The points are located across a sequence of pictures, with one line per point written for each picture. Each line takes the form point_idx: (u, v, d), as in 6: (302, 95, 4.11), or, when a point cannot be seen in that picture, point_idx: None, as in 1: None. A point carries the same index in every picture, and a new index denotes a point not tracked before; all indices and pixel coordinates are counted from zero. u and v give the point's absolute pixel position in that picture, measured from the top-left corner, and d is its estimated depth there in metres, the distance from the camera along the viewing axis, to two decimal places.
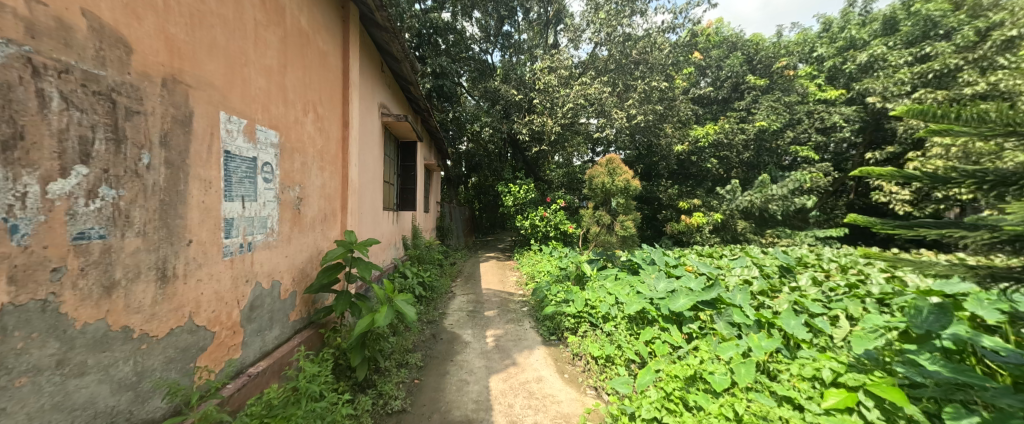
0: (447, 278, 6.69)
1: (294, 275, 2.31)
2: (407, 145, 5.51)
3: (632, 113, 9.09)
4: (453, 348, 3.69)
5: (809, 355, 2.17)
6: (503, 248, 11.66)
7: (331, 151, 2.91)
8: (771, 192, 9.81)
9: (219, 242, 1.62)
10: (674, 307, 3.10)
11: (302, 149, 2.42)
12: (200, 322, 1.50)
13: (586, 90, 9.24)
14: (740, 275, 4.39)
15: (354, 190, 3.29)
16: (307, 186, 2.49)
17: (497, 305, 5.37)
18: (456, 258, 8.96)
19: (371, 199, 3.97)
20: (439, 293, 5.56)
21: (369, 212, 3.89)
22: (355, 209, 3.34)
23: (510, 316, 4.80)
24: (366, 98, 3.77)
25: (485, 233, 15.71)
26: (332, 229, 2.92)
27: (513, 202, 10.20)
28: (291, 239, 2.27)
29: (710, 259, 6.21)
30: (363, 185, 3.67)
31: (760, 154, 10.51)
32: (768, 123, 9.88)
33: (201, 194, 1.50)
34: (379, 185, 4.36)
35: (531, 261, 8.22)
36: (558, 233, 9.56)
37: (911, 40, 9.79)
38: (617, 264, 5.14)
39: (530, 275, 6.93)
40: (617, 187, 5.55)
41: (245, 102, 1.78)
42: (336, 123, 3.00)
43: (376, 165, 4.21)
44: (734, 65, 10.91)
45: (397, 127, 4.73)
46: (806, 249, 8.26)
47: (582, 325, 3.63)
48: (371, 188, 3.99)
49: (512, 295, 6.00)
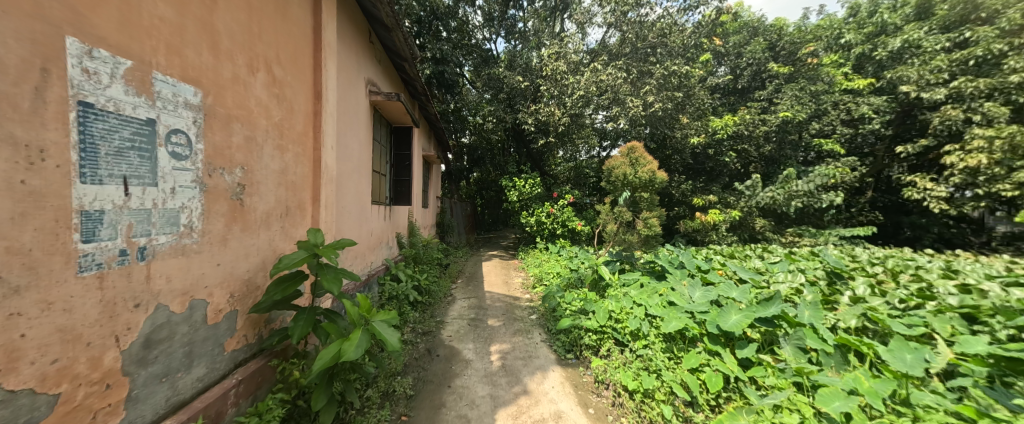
0: (447, 279, 6.11)
1: (236, 289, 1.72)
2: (400, 132, 4.88)
3: (648, 101, 8.25)
4: (451, 368, 3.10)
5: (943, 405, 1.70)
6: (506, 246, 11.06)
7: (296, 128, 2.28)
8: (799, 179, 9.22)
9: (68, 250, 1.01)
10: (727, 326, 2.48)
11: (248, 120, 1.79)
12: (15, 385, 0.92)
13: (597, 76, 8.48)
14: (786, 282, 3.76)
15: (329, 179, 2.67)
16: (257, 170, 1.87)
17: (502, 312, 4.76)
18: (456, 257, 8.37)
19: (355, 192, 3.34)
20: (438, 298, 4.97)
21: (352, 206, 3.27)
22: (331, 201, 2.72)
23: (517, 325, 4.20)
24: (348, 70, 3.15)
25: (487, 230, 15.10)
26: (296, 226, 2.30)
27: (518, 197, 9.56)
28: (228, 240, 1.66)
29: (739, 261, 5.58)
30: (343, 174, 3.05)
31: (782, 148, 9.83)
32: (793, 113, 9.18)
33: (14, 170, 0.90)
34: (366, 175, 3.74)
35: (537, 262, 7.61)
36: (566, 229, 9.02)
37: (948, 25, 9.03)
38: (638, 268, 4.53)
39: (536, 277, 6.32)
40: (640, 179, 4.90)
41: (131, 33, 1.17)
42: (303, 92, 2.36)
43: (362, 152, 3.60)
44: (755, 52, 10.16)
45: (388, 109, 4.13)
46: (836, 249, 7.64)
47: (606, 344, 3.02)
48: (355, 177, 3.36)
49: (518, 300, 5.40)
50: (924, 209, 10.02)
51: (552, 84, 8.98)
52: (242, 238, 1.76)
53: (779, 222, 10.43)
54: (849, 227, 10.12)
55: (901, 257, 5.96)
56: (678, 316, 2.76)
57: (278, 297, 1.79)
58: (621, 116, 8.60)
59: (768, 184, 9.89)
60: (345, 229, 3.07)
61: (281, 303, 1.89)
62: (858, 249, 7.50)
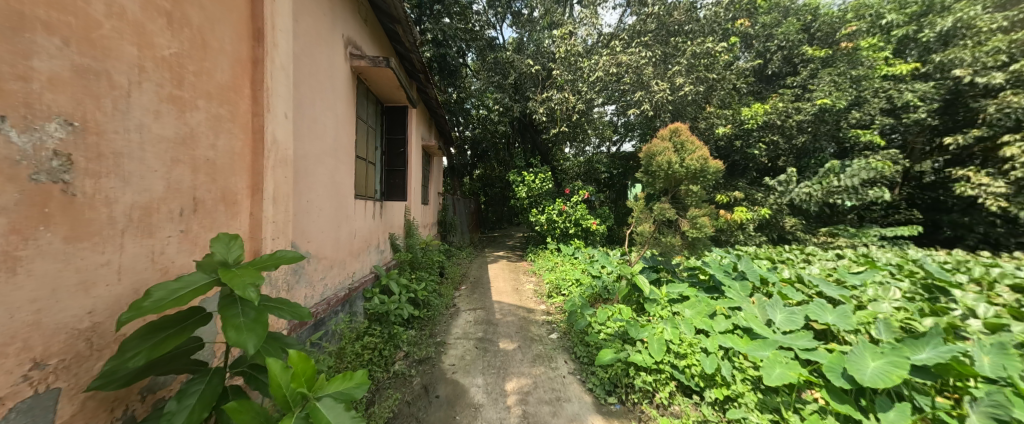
0: (447, 287, 5.32)
1: (53, 352, 0.92)
2: (393, 113, 4.07)
3: (677, 84, 7.21)
4: (456, 419, 2.30)
5: None
6: (512, 246, 10.27)
7: (216, 78, 1.47)
8: (842, 171, 8.12)
9: None
10: (868, 380, 1.67)
11: (85, 36, 0.98)
12: None
13: (616, 57, 7.61)
14: (885, 301, 2.92)
15: (279, 160, 1.85)
16: (114, 132, 1.06)
17: (515, 330, 3.97)
18: (459, 259, 7.60)
19: (326, 182, 2.54)
20: (439, 311, 4.20)
21: (320, 201, 2.46)
22: (287, 193, 1.91)
23: (534, 350, 3.40)
24: (316, 17, 2.33)
25: (491, 228, 14.34)
26: (215, 227, 1.49)
27: (527, 193, 8.76)
28: (22, 266, 0.86)
29: (792, 268, 4.71)
30: (307, 156, 2.23)
31: (817, 139, 8.90)
32: (832, 100, 8.22)
33: None
34: (346, 162, 2.94)
35: (550, 265, 6.82)
36: (579, 228, 8.18)
37: (1005, 2, 8.07)
38: (681, 278, 3.76)
39: (550, 284, 5.50)
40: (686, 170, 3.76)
41: None
42: (230, 24, 1.54)
43: (339, 131, 2.78)
44: (788, 34, 9.19)
45: (376, 80, 3.33)
46: (887, 252, 6.76)
47: (671, 390, 2.24)
48: (327, 162, 2.55)
49: (532, 312, 4.59)
50: (967, 207, 8.71)
51: (565, 67, 8.13)
52: (68, 256, 0.95)
53: (810, 221, 9.56)
54: (888, 227, 9.19)
55: (979, 264, 5.09)
56: (782, 360, 1.96)
57: (143, 361, 0.97)
58: (644, 101, 7.54)
59: (803, 178, 8.92)
60: (307, 231, 2.27)
61: (160, 363, 1.08)
62: (913, 253, 6.63)
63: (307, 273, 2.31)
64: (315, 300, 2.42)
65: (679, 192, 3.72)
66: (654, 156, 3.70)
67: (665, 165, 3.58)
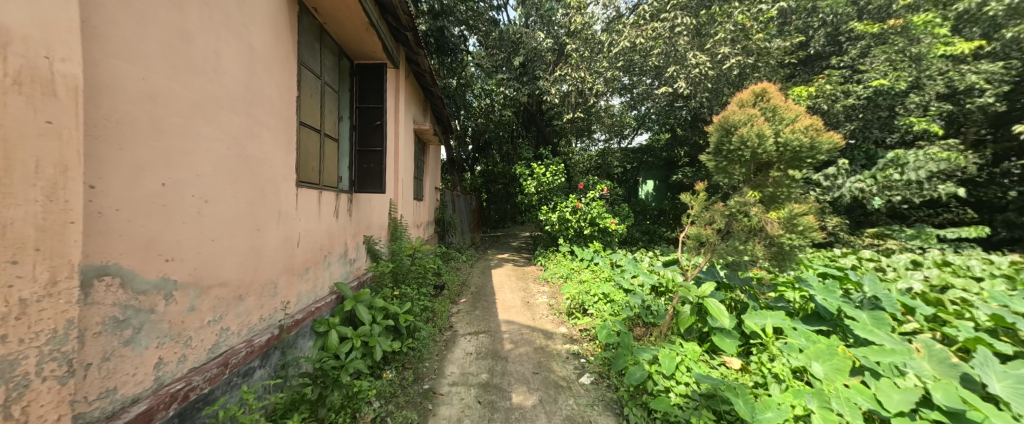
0: (442, 302, 4.26)
1: None
2: (366, 73, 3.02)
3: (719, 53, 5.99)
4: None
5: None
6: (518, 248, 9.21)
7: None
8: (903, 163, 6.87)
9: None
10: None
11: None
12: None
13: (643, 27, 6.62)
14: None
15: (11, 77, 0.77)
16: None
17: (532, 368, 2.93)
18: (459, 264, 6.54)
19: (217, 155, 1.46)
20: (428, 341, 3.17)
21: (204, 187, 1.39)
22: (44, 154, 0.83)
23: (563, 409, 2.32)
24: None
25: (494, 227, 13.31)
26: None
27: (537, 189, 7.64)
28: None
29: (889, 284, 3.61)
30: (149, 96, 1.16)
31: (867, 128, 7.65)
32: (891, 81, 6.89)
33: None
34: (275, 129, 1.87)
35: (564, 272, 5.78)
36: (595, 228, 7.06)
37: None
38: (757, 301, 2.80)
39: (569, 298, 4.42)
40: (785, 156, 2.47)
41: None
42: None
43: (255, 74, 1.70)
44: (835, 7, 7.72)
45: (330, 9, 2.27)
46: (968, 259, 5.66)
47: None
48: (221, 120, 1.48)
49: (551, 339, 3.53)
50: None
51: (582, 43, 7.34)
52: None
53: (851, 220, 8.38)
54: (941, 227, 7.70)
55: None
56: None
57: None
58: (678, 78, 6.33)
59: (853, 171, 7.72)
60: (158, 240, 1.19)
61: None
62: (1001, 261, 5.53)
63: (170, 317, 1.25)
64: (197, 363, 1.37)
65: (763, 182, 2.63)
66: (731, 129, 2.60)
67: (755, 140, 2.46)
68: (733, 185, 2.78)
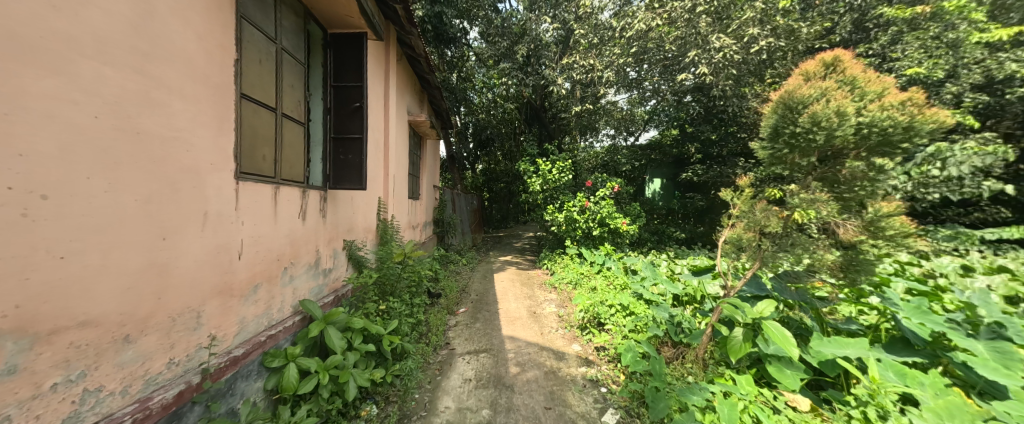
0: (438, 314, 3.76)
1: None
2: (342, 44, 2.50)
3: (747, 35, 5.41)
4: None
5: None
6: (522, 249, 8.66)
7: None
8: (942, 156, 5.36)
9: None
10: None
11: None
12: None
13: (662, 7, 5.99)
14: None
15: None
16: None
17: (544, 400, 2.41)
18: (458, 268, 6.03)
19: (72, 125, 0.95)
20: (419, 366, 2.67)
21: (36, 174, 0.88)
22: None
23: None
24: None
25: (496, 228, 12.76)
26: None
27: (542, 186, 7.08)
28: None
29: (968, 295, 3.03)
30: None
31: None
32: (926, 68, 5.55)
33: None
34: (197, 99, 1.36)
35: (573, 278, 5.24)
36: (604, 229, 6.51)
37: None
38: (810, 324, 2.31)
39: (581, 310, 3.88)
40: (875, 139, 1.93)
41: None
42: None
43: (156, 15, 1.18)
44: None
45: None
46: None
47: None
48: (81, 72, 0.96)
49: (563, 361, 3.00)
50: None
51: (590, 30, 6.89)
52: None
53: None
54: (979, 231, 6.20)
55: None
56: None
57: None
58: (700, 64, 5.73)
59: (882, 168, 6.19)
60: None
61: None
62: None
63: None
64: None
65: (833, 175, 2.11)
66: (798, 106, 2.07)
67: (832, 119, 1.93)
68: (792, 177, 2.27)
